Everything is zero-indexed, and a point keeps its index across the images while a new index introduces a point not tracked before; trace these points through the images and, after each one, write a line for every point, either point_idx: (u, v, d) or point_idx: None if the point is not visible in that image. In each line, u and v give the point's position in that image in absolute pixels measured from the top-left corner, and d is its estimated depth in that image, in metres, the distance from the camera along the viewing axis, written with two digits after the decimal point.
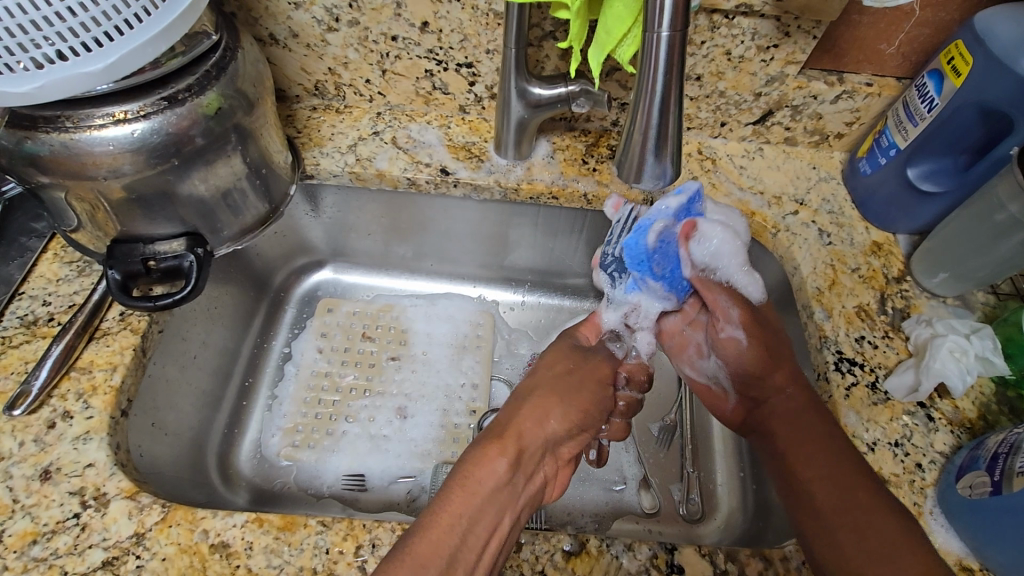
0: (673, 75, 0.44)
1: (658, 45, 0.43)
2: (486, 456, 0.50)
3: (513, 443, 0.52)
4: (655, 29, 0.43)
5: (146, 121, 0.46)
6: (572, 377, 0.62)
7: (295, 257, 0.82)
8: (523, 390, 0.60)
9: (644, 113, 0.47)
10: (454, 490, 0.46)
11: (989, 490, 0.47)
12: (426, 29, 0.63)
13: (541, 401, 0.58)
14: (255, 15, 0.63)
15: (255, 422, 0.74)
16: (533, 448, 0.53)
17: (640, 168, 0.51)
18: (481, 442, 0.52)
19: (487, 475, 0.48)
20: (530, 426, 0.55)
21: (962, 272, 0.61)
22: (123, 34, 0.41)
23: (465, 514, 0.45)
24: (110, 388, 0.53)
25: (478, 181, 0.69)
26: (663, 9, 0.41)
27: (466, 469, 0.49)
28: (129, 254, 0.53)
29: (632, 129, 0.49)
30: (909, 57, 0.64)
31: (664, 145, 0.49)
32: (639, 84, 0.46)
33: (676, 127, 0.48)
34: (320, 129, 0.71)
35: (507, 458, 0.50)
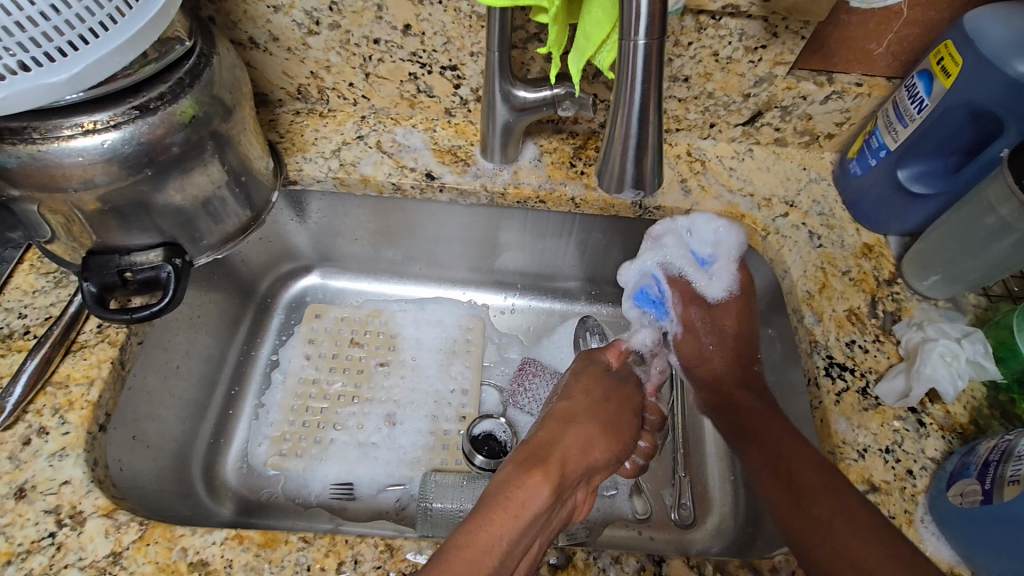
0: (651, 85, 0.43)
1: (634, 53, 0.42)
2: (526, 477, 0.46)
3: (558, 470, 0.48)
4: (631, 36, 0.41)
5: (117, 131, 0.45)
6: (606, 401, 0.61)
7: (281, 264, 0.81)
8: (556, 409, 0.58)
9: (624, 122, 0.46)
10: (494, 511, 0.43)
11: (981, 499, 0.47)
12: (408, 32, 0.62)
13: (585, 427, 0.55)
14: (233, 18, 0.62)
15: (241, 431, 0.73)
16: (574, 475, 0.50)
17: (621, 178, 0.51)
18: (516, 463, 0.48)
19: (530, 497, 0.45)
20: (574, 455, 0.51)
21: (953, 274, 0.60)
22: (88, 44, 0.40)
23: (498, 532, 0.42)
24: (87, 403, 0.52)
25: (465, 186, 0.68)
26: (639, 18, 0.40)
27: (506, 490, 0.45)
28: (104, 265, 0.52)
29: (613, 134, 0.48)
30: (900, 56, 0.63)
31: (644, 154, 0.49)
32: (618, 93, 0.45)
33: (656, 134, 0.48)
34: (303, 134, 0.70)
35: (550, 482, 0.46)
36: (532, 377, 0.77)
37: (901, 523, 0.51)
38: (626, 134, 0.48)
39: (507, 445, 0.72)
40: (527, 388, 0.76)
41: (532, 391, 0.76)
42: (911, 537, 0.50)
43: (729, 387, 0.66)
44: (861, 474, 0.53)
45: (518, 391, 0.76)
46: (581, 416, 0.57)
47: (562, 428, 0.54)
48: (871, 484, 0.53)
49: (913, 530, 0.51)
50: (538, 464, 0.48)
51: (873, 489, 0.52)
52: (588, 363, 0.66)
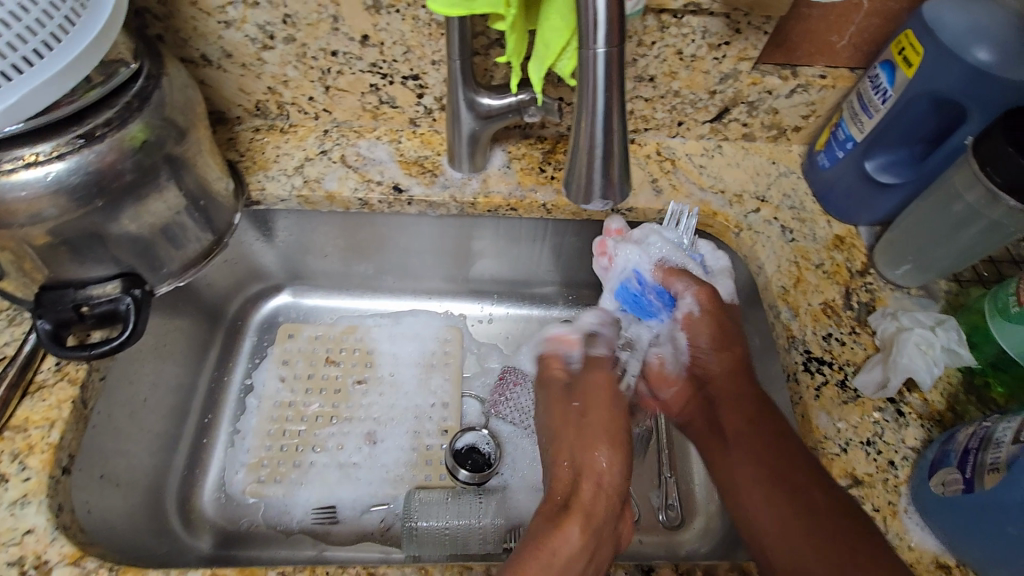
0: (613, 91, 0.43)
1: (594, 62, 0.41)
2: (556, 528, 0.47)
3: (585, 513, 0.49)
4: (590, 44, 0.41)
5: (62, 162, 0.43)
6: (610, 409, 0.59)
7: (250, 284, 0.79)
8: (553, 445, 0.57)
9: (588, 129, 0.45)
10: (524, 573, 0.44)
11: (962, 487, 0.47)
12: (366, 42, 0.61)
13: (593, 449, 0.55)
14: (183, 36, 0.60)
15: (216, 460, 0.71)
16: (599, 511, 0.50)
17: (589, 190, 0.50)
18: (544, 516, 0.49)
19: (561, 546, 0.46)
20: (590, 490, 0.52)
21: (925, 262, 0.60)
22: (20, 74, 0.38)
23: None
24: (48, 446, 0.49)
25: (433, 198, 0.67)
26: (598, 24, 0.39)
27: (535, 544, 0.47)
28: (58, 301, 0.50)
29: (577, 142, 0.47)
30: (862, 47, 0.63)
31: (610, 163, 0.47)
32: (580, 100, 0.44)
33: (621, 141, 0.47)
34: (264, 152, 0.68)
35: (580, 529, 0.48)
36: (512, 386, 0.76)
37: (885, 515, 0.51)
38: (591, 143, 0.46)
39: (491, 457, 0.71)
40: (509, 397, 0.75)
41: (513, 400, 0.75)
42: (895, 529, 0.50)
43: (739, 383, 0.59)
44: (844, 468, 0.53)
45: (499, 401, 0.76)
46: (577, 441, 0.56)
47: (571, 459, 0.55)
48: (854, 477, 0.53)
49: (897, 522, 0.51)
50: (563, 512, 0.50)
51: (856, 483, 0.52)
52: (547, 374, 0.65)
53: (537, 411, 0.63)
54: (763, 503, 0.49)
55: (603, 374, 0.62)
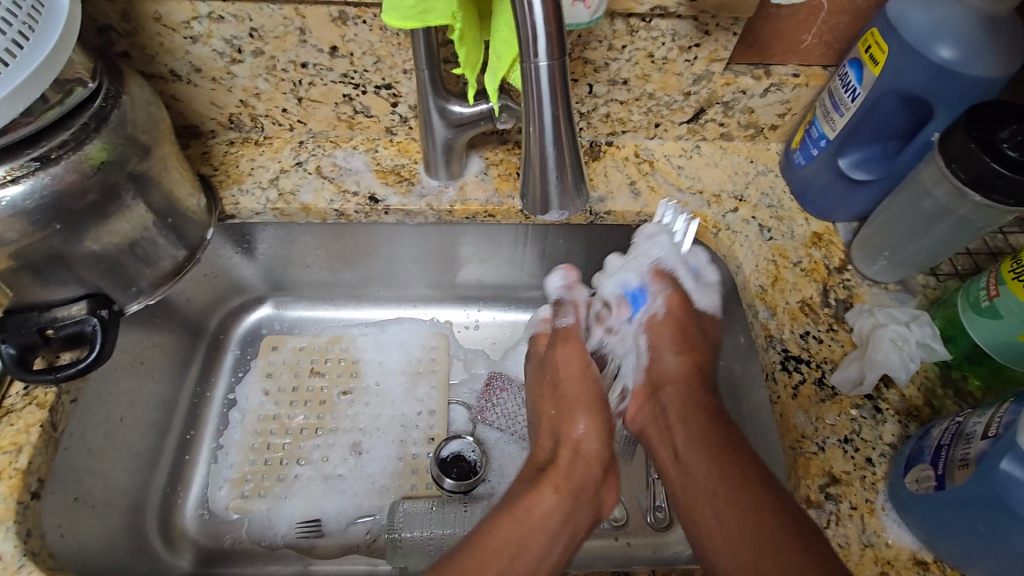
0: (558, 105, 0.42)
1: (537, 75, 0.40)
2: (534, 488, 0.56)
3: (560, 479, 0.58)
4: (531, 58, 0.40)
5: (18, 185, 0.43)
6: (587, 393, 0.65)
7: (230, 298, 0.79)
8: (540, 417, 0.67)
9: (537, 142, 0.45)
10: (502, 516, 0.53)
11: (935, 484, 0.47)
12: (336, 53, 0.60)
13: (574, 423, 0.63)
14: (150, 52, 0.59)
15: (198, 477, 0.70)
16: (576, 477, 0.58)
17: (545, 197, 0.50)
18: (527, 480, 0.58)
19: (536, 504, 0.55)
20: (568, 457, 0.60)
21: (901, 257, 0.61)
22: None
23: (515, 538, 0.52)
24: (15, 471, 0.49)
25: (410, 207, 0.66)
26: (536, 39, 0.39)
27: (515, 503, 0.55)
28: (22, 325, 0.49)
29: (529, 154, 0.47)
30: (832, 45, 0.63)
31: (564, 173, 0.48)
32: (527, 114, 0.44)
33: (573, 149, 0.46)
34: (238, 165, 0.68)
35: (555, 491, 0.56)
36: (499, 392, 0.77)
37: (863, 513, 0.51)
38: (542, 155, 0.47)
39: (477, 464, 0.71)
40: (495, 403, 0.76)
41: (499, 406, 0.76)
42: (873, 527, 0.51)
43: (698, 394, 0.62)
44: (822, 467, 0.53)
45: (485, 407, 0.76)
46: (561, 418, 0.65)
47: (552, 430, 0.64)
48: (832, 476, 0.53)
49: (875, 520, 0.51)
50: (540, 476, 0.58)
51: (834, 481, 0.53)
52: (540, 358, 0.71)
53: (539, 379, 0.69)
54: (712, 495, 0.52)
55: (573, 346, 0.68)
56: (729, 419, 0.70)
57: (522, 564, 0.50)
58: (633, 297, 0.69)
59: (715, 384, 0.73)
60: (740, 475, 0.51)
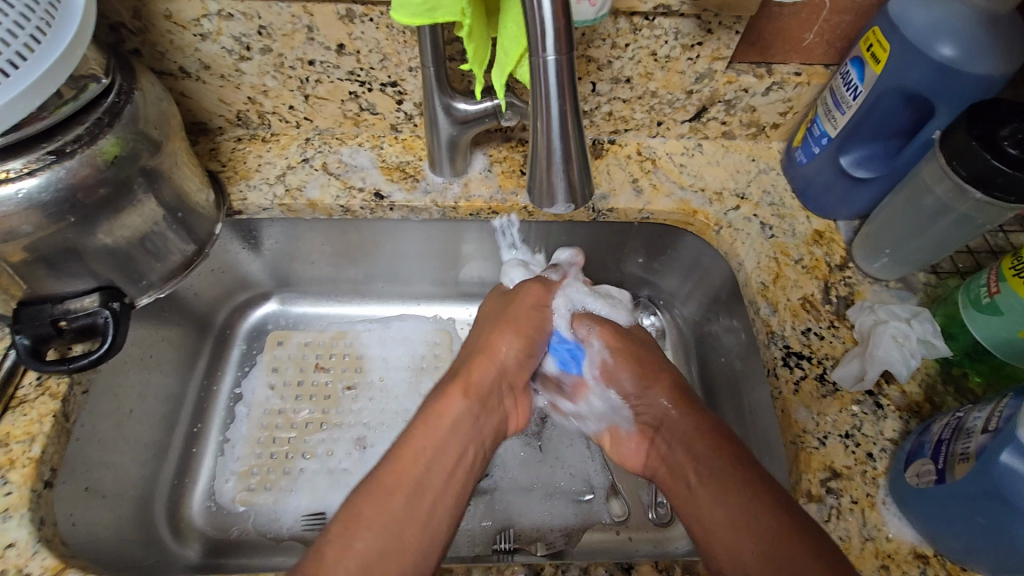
0: (566, 97, 0.43)
1: (546, 69, 0.41)
2: (445, 394, 0.58)
3: (468, 385, 0.59)
4: (539, 52, 0.41)
5: (34, 178, 0.43)
6: (516, 311, 0.67)
7: (237, 293, 0.79)
8: (477, 331, 0.68)
9: (544, 136, 0.45)
10: (421, 424, 0.54)
11: (935, 478, 0.47)
12: (343, 51, 0.61)
13: (495, 335, 0.65)
14: (160, 49, 0.60)
15: (205, 469, 0.71)
16: (485, 384, 0.61)
17: (551, 191, 0.49)
18: (438, 389, 0.59)
19: (448, 409, 0.56)
20: (483, 365, 0.62)
21: (902, 254, 0.61)
22: None
23: (426, 447, 0.53)
24: (29, 460, 0.50)
25: (415, 203, 0.67)
26: (545, 32, 0.39)
27: (430, 409, 0.56)
28: (36, 316, 0.50)
29: (536, 151, 0.47)
30: (834, 44, 0.64)
31: (570, 167, 0.47)
32: (536, 109, 0.44)
33: (579, 145, 0.46)
34: (246, 161, 0.68)
35: (465, 396, 0.58)
36: None
37: (864, 507, 0.52)
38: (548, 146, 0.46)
39: None
40: None
41: None
42: (874, 521, 0.51)
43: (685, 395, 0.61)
44: (823, 461, 0.54)
45: None
46: (491, 328, 0.66)
47: (476, 346, 0.65)
48: (833, 470, 0.53)
49: (876, 514, 0.51)
50: (454, 383, 0.60)
51: (835, 475, 0.53)
52: (497, 298, 0.70)
53: (478, 319, 0.70)
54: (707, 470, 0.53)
55: (535, 290, 0.68)
56: (730, 414, 0.71)
57: (433, 468, 0.52)
58: (560, 362, 0.69)
59: (716, 380, 0.74)
60: (760, 480, 0.49)
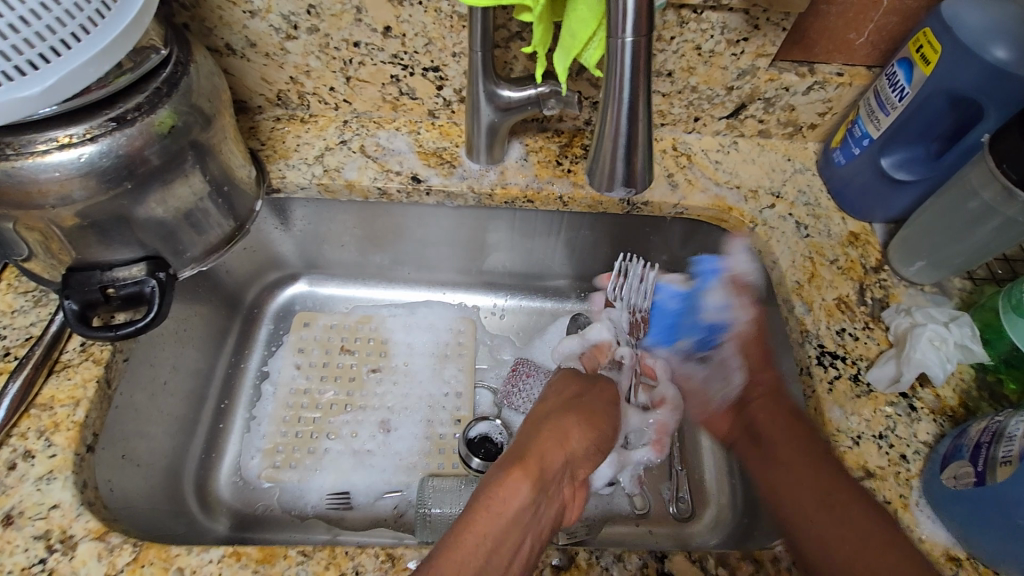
0: (639, 82, 0.44)
1: (622, 51, 0.42)
2: (506, 476, 0.46)
3: (531, 460, 0.49)
4: (619, 34, 0.41)
5: (94, 144, 0.44)
6: (580, 395, 0.60)
7: (267, 273, 0.80)
8: (532, 415, 0.57)
9: (613, 119, 0.46)
10: (477, 512, 0.43)
11: (974, 480, 0.48)
12: (389, 34, 0.61)
13: (560, 421, 0.55)
14: (208, 25, 0.60)
15: (232, 445, 0.72)
16: (554, 468, 0.49)
17: (612, 176, 0.53)
18: (499, 466, 0.49)
19: (512, 495, 0.45)
20: (555, 451, 0.51)
21: (938, 260, 0.61)
22: (50, 61, 0.39)
23: (490, 538, 0.42)
24: (73, 424, 0.50)
25: (451, 188, 0.67)
26: (626, 16, 0.40)
27: (483, 496, 0.45)
28: (85, 282, 0.51)
29: (603, 128, 0.48)
30: (878, 45, 0.63)
31: (635, 149, 0.49)
32: (607, 89, 0.45)
33: (646, 127, 0.48)
34: (285, 141, 0.69)
35: (529, 479, 0.47)
36: (525, 377, 0.76)
37: (897, 507, 0.52)
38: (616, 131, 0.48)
39: (504, 447, 0.72)
40: (521, 389, 0.75)
41: (525, 392, 0.75)
42: (907, 521, 0.51)
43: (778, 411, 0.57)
44: (857, 461, 0.54)
45: (511, 392, 0.76)
46: (555, 413, 0.56)
47: (539, 423, 0.55)
48: (867, 470, 0.54)
49: (909, 514, 0.52)
50: (516, 462, 0.48)
51: (868, 475, 0.53)
52: (568, 372, 0.65)
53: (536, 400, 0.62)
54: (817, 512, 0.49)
55: (609, 387, 0.64)
56: None
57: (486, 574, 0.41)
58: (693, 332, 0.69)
59: None
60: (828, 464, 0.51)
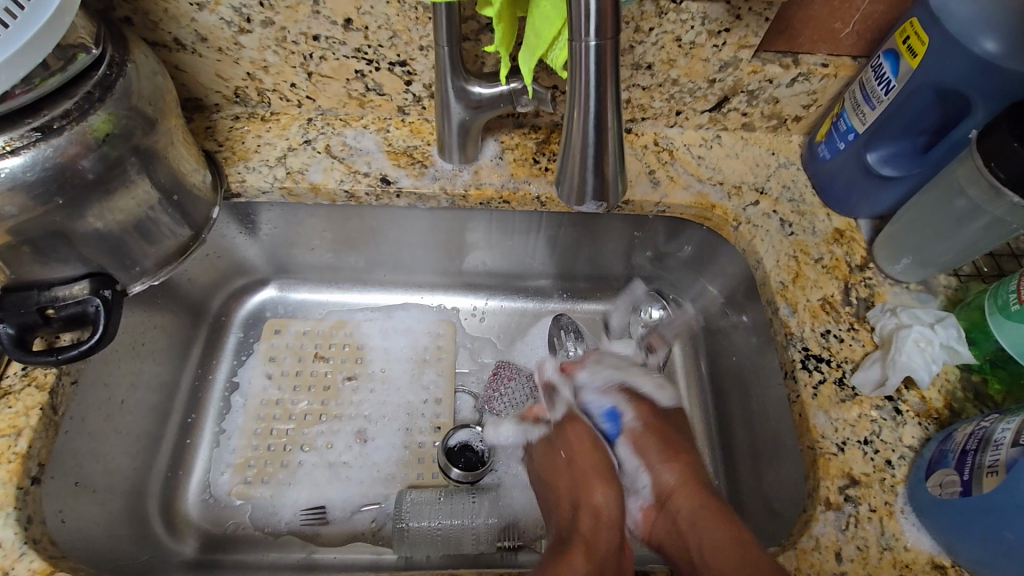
0: (605, 87, 0.40)
1: (586, 56, 0.38)
2: (559, 561, 0.51)
3: (588, 550, 0.52)
4: (581, 37, 0.38)
5: (18, 156, 0.40)
6: (595, 453, 0.60)
7: (233, 279, 0.76)
8: (556, 482, 0.61)
9: (580, 129, 0.43)
10: None
11: (960, 490, 0.46)
12: (350, 27, 0.57)
13: (591, 487, 0.58)
14: (153, 18, 0.56)
15: (200, 461, 0.69)
16: (602, 549, 0.53)
17: (581, 190, 0.47)
18: (554, 552, 0.54)
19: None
20: (590, 521, 0.56)
21: (924, 257, 0.59)
22: None
23: None
24: (15, 456, 0.47)
25: (423, 189, 0.64)
26: (588, 17, 0.37)
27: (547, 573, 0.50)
28: (22, 303, 0.47)
29: (570, 141, 0.44)
30: (864, 35, 0.61)
31: (604, 160, 0.45)
32: (572, 97, 0.41)
33: (616, 139, 0.44)
34: (244, 141, 0.65)
35: (583, 559, 0.51)
36: (507, 380, 0.74)
37: (883, 516, 0.51)
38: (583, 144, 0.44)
39: (484, 455, 0.70)
40: (503, 393, 0.74)
41: (508, 396, 0.74)
42: (892, 529, 0.50)
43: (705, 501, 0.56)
44: (842, 468, 0.53)
45: (493, 396, 0.74)
46: (581, 474, 0.59)
47: (571, 496, 0.59)
48: (852, 477, 0.52)
49: (894, 522, 0.51)
50: (562, 552, 0.53)
51: (854, 483, 0.52)
52: (568, 412, 0.64)
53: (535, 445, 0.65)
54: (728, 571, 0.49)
55: (581, 424, 0.63)
56: (739, 413, 0.70)
57: None
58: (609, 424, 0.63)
59: (728, 378, 0.73)
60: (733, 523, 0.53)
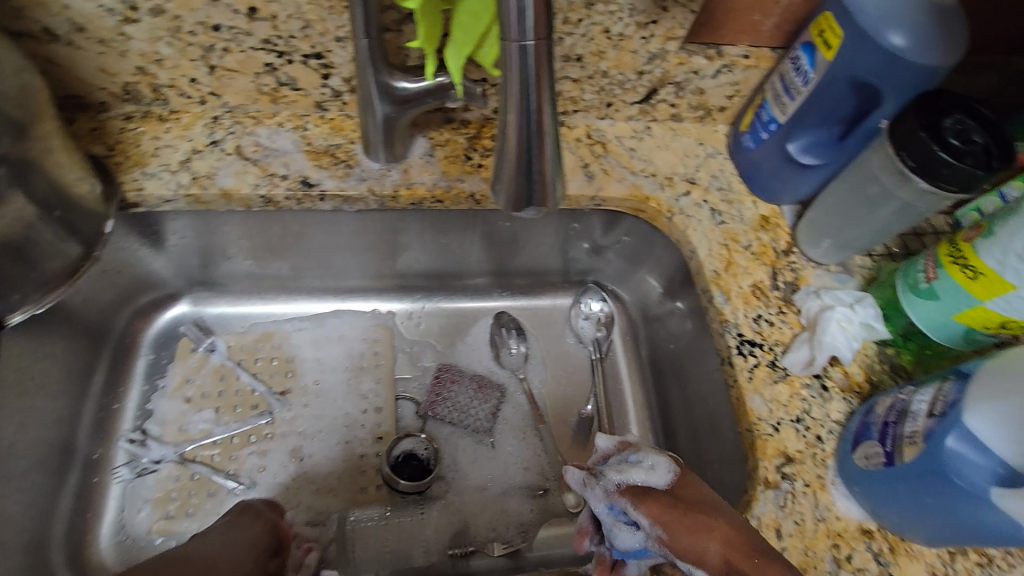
0: (540, 88, 0.38)
1: (519, 56, 0.37)
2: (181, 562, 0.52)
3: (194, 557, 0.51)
4: (514, 37, 0.36)
5: None
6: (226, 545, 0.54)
7: (138, 295, 0.69)
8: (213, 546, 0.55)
9: (516, 130, 0.41)
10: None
11: (883, 460, 0.49)
12: (255, 16, 0.52)
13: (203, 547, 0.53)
14: (15, 5, 0.49)
15: (114, 498, 0.62)
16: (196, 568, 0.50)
17: (518, 197, 0.44)
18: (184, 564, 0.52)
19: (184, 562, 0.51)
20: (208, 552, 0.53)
21: (843, 240, 0.62)
22: None
23: None
24: None
25: (348, 191, 0.60)
26: (520, 17, 0.35)
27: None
28: None
29: (504, 144, 0.42)
30: (782, 27, 0.62)
31: (542, 165, 0.43)
32: (506, 99, 0.39)
33: (553, 142, 0.42)
34: (140, 144, 0.58)
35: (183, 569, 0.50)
36: (449, 384, 0.72)
37: (816, 489, 0.53)
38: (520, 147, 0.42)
39: (428, 462, 0.68)
40: (446, 397, 0.71)
41: (450, 400, 0.71)
42: (824, 502, 0.53)
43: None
44: (778, 448, 0.55)
45: (436, 401, 0.71)
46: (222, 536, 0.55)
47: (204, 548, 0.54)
48: (786, 455, 0.55)
49: (826, 495, 0.53)
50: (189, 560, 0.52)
51: (788, 460, 0.54)
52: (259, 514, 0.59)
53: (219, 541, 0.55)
54: None
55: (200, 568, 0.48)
56: (677, 398, 0.72)
57: None
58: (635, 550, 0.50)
59: (667, 365, 0.74)
60: None
